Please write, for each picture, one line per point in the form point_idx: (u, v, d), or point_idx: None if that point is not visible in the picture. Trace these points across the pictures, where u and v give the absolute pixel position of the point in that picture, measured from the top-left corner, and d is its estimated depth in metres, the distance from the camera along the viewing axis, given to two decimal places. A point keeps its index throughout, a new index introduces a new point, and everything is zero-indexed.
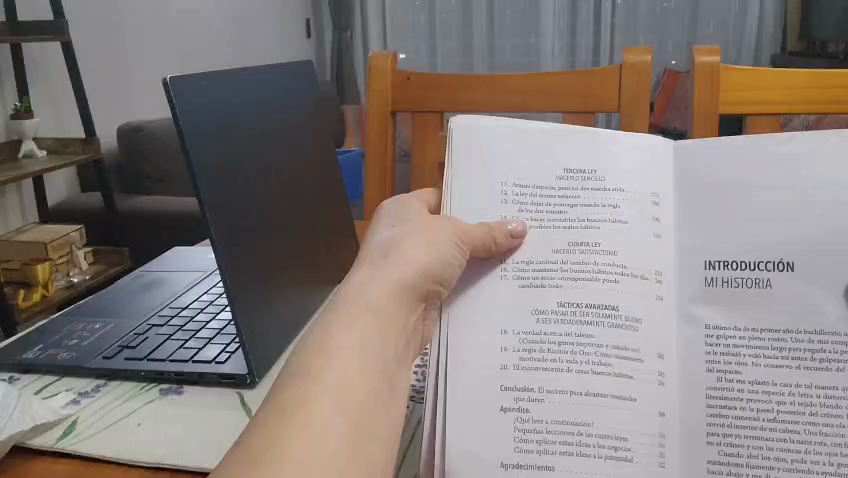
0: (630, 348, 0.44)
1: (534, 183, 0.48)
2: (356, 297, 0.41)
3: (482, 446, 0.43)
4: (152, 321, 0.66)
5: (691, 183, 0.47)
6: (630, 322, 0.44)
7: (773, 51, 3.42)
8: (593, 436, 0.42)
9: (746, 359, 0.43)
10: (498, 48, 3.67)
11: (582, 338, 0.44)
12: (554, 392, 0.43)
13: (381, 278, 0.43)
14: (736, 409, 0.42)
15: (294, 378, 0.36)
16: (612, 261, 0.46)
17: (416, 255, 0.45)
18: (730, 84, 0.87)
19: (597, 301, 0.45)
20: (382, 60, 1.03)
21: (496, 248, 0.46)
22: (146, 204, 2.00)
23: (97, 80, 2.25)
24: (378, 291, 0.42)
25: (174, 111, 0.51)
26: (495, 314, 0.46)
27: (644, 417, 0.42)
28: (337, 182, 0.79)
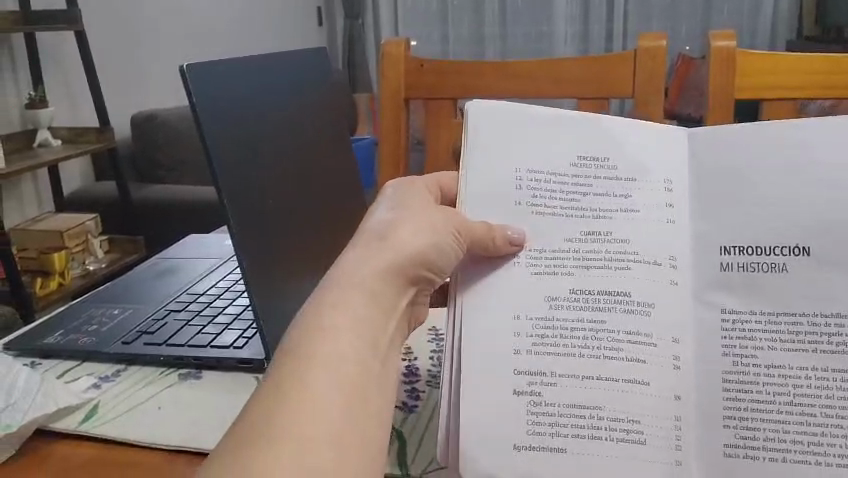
0: (642, 333, 0.44)
1: (547, 171, 0.49)
2: (352, 278, 0.39)
3: (495, 428, 0.43)
4: (170, 306, 0.67)
5: (703, 170, 0.48)
6: (643, 306, 0.45)
7: (788, 36, 3.40)
8: (605, 419, 0.42)
9: (762, 344, 0.43)
10: (510, 35, 3.66)
11: (595, 323, 0.45)
12: (566, 376, 0.43)
13: (375, 260, 0.40)
14: (753, 392, 0.42)
15: (289, 361, 0.34)
16: (622, 249, 0.47)
17: (415, 238, 0.43)
18: (746, 70, 0.86)
19: (608, 288, 0.45)
20: (396, 47, 1.03)
21: (493, 250, 0.46)
22: (161, 193, 2.01)
23: (111, 69, 2.26)
24: (371, 274, 0.40)
25: (193, 98, 0.52)
26: (506, 300, 0.46)
27: (661, 399, 0.43)
28: (352, 170, 0.80)
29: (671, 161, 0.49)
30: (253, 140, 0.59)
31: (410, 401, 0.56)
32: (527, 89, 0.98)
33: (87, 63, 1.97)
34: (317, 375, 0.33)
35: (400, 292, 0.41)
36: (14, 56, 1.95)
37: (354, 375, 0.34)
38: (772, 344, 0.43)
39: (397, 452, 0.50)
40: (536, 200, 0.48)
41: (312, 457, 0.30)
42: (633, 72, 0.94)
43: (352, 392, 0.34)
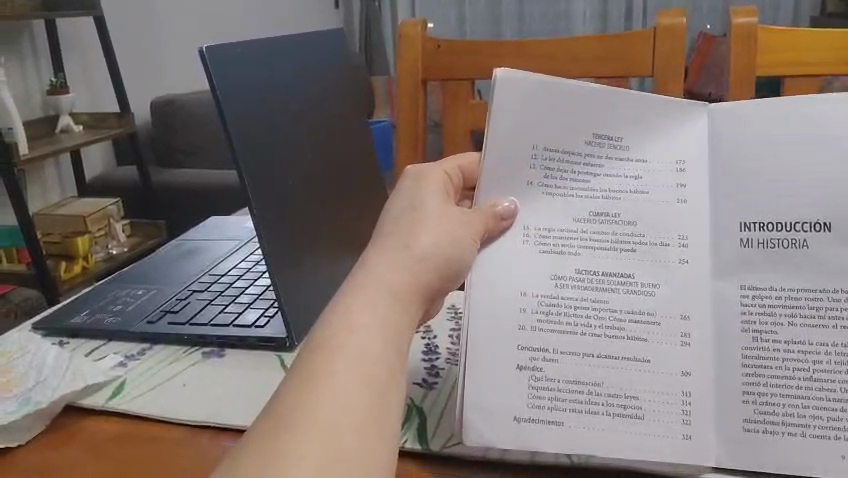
0: (646, 312, 0.45)
1: (563, 149, 0.48)
2: (374, 280, 0.39)
3: (497, 403, 0.44)
4: (192, 287, 0.68)
5: (717, 147, 0.47)
6: (647, 287, 0.45)
7: (812, 13, 3.38)
8: (602, 395, 0.44)
9: (782, 319, 0.43)
10: (528, 15, 3.65)
11: (598, 303, 0.45)
12: (567, 353, 0.45)
13: (397, 263, 0.40)
14: (773, 367, 0.43)
15: (311, 364, 0.34)
16: (629, 231, 0.46)
17: (437, 240, 0.43)
18: (767, 46, 0.85)
19: (613, 269, 0.46)
20: (413, 27, 1.03)
21: (487, 232, 0.46)
22: (181, 177, 2.03)
23: (130, 55, 2.28)
24: (393, 277, 0.40)
25: (212, 82, 0.53)
26: (514, 278, 0.46)
27: (664, 377, 0.44)
28: (368, 148, 0.80)
29: (687, 137, 0.47)
30: (273, 123, 0.60)
31: (428, 378, 0.56)
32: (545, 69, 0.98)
33: (106, 48, 1.99)
34: (336, 374, 0.33)
35: (423, 295, 0.41)
36: (35, 42, 1.97)
37: (374, 377, 0.34)
38: (792, 320, 0.43)
39: (416, 428, 0.50)
40: (549, 182, 0.48)
41: (329, 453, 0.31)
42: (652, 51, 0.93)
43: (372, 391, 0.34)
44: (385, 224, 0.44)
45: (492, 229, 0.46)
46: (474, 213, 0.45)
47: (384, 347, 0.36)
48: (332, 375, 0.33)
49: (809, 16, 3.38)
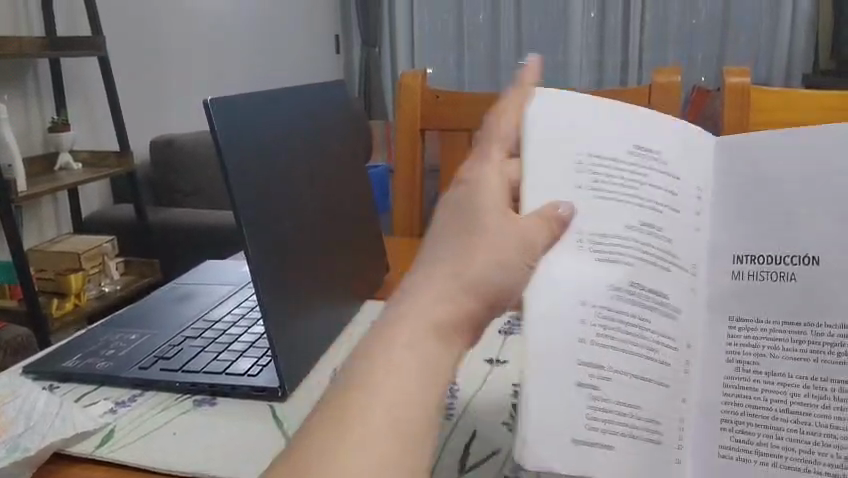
0: (671, 338, 0.43)
1: (607, 154, 0.42)
2: (419, 307, 0.34)
3: (548, 428, 0.39)
4: (186, 333, 0.68)
5: (735, 175, 0.46)
6: (672, 311, 0.43)
7: (805, 70, 3.41)
8: (642, 419, 0.41)
9: (764, 348, 0.43)
10: (526, 64, 3.73)
11: (643, 322, 0.42)
12: (617, 372, 0.41)
13: (442, 292, 0.35)
14: (752, 396, 0.43)
15: (333, 410, 0.32)
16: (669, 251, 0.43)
17: (491, 258, 0.36)
18: (762, 105, 0.91)
19: (655, 285, 0.42)
20: (413, 78, 1.07)
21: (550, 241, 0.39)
22: (178, 217, 2.04)
23: (133, 93, 2.31)
24: (440, 305, 0.34)
25: (215, 133, 0.53)
26: (563, 287, 0.40)
27: (671, 404, 0.43)
28: (365, 197, 0.81)
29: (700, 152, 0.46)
30: (272, 171, 0.60)
31: None
32: None
33: (109, 87, 2.01)
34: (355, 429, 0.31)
35: (475, 321, 0.35)
36: (39, 80, 1.99)
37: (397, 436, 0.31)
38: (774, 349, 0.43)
39: None
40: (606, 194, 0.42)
41: None
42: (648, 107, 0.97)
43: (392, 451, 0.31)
44: (434, 238, 0.37)
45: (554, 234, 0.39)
46: (533, 217, 0.38)
47: (416, 394, 0.32)
48: (360, 418, 0.31)
49: (803, 73, 3.41)
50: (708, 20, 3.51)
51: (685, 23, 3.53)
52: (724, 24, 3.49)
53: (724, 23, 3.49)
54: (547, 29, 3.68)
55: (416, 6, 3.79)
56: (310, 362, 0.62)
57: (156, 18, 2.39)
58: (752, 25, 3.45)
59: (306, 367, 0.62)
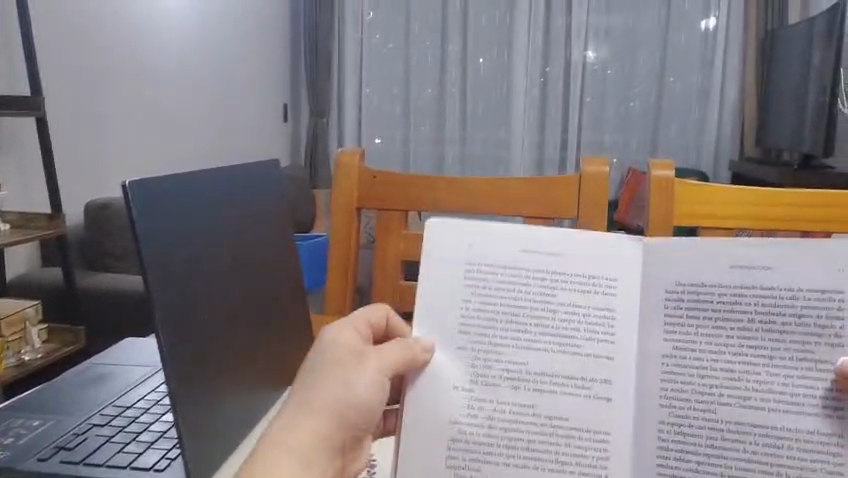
0: (765, 374, 0.52)
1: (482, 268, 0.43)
2: (301, 412, 0.51)
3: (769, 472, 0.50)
4: (92, 421, 0.65)
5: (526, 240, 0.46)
6: (790, 361, 0.51)
7: (731, 156, 3.63)
8: (724, 429, 0.52)
9: (780, 381, 0.51)
10: (470, 140, 3.84)
11: (769, 366, 0.51)
12: (759, 425, 0.51)
13: (312, 407, 0.52)
14: (725, 399, 0.52)
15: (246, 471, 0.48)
16: (788, 322, 0.51)
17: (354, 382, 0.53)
18: (682, 198, 0.96)
19: (784, 345, 0.51)
20: (350, 157, 1.08)
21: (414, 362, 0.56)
22: (108, 283, 1.98)
23: (71, 154, 2.27)
24: (317, 412, 0.51)
25: (132, 217, 0.52)
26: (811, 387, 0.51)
27: (732, 417, 0.52)
28: (290, 280, 0.80)
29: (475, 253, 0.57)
30: (193, 257, 0.59)
31: None
32: (476, 205, 1.04)
33: (45, 148, 1.96)
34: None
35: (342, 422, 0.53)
36: None
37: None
38: (771, 380, 0.51)
39: None
40: None
41: None
42: (578, 195, 1.00)
43: None
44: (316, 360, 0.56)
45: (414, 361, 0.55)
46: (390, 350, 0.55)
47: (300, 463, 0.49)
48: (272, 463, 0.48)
49: (729, 158, 3.62)
50: (643, 106, 3.68)
51: (621, 108, 3.69)
52: (658, 109, 3.67)
53: (657, 108, 3.67)
54: (490, 107, 3.79)
55: (365, 81, 3.88)
56: (222, 450, 0.60)
57: (101, 81, 2.37)
58: (682, 111, 3.64)
59: (220, 459, 0.60)
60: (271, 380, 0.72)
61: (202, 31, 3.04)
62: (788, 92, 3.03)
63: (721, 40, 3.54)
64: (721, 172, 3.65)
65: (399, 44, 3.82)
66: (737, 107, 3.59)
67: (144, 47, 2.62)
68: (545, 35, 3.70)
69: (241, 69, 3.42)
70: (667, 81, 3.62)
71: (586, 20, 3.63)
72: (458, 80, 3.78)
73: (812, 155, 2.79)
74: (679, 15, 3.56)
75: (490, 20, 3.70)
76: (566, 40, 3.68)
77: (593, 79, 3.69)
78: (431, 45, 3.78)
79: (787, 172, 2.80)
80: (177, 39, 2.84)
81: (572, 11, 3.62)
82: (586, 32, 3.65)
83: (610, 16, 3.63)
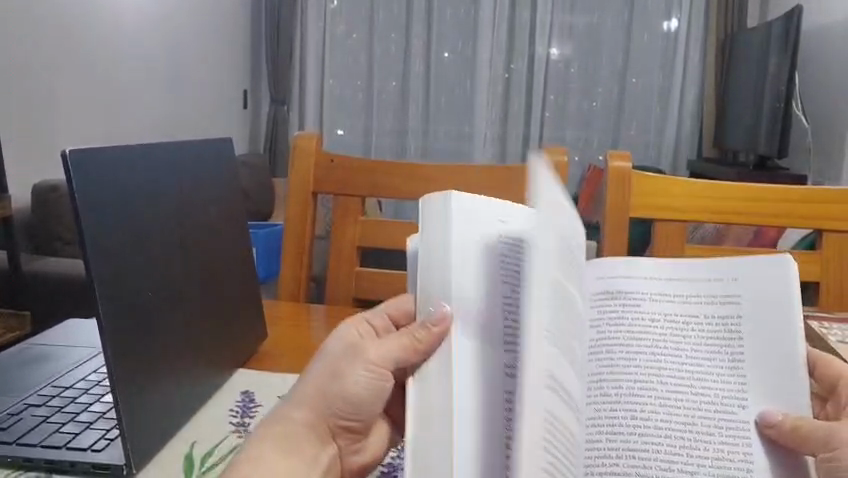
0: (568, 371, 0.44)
1: None
2: (300, 398, 0.47)
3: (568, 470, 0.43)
4: (28, 401, 0.62)
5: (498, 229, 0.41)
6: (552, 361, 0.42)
7: (690, 157, 3.70)
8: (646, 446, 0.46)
9: (714, 372, 0.48)
10: (433, 133, 3.83)
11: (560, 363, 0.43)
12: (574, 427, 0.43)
13: (307, 395, 0.47)
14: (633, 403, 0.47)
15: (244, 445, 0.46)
16: (691, 312, 0.49)
17: (356, 375, 0.46)
18: (638, 189, 0.97)
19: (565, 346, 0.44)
20: (307, 141, 1.06)
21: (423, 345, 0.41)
22: (54, 266, 1.92)
23: (20, 136, 2.19)
24: (310, 400, 0.47)
25: (71, 185, 0.50)
26: (492, 344, 0.40)
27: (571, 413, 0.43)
28: (240, 259, 0.79)
29: (476, 213, 0.40)
30: (135, 231, 0.57)
31: None
32: (434, 193, 1.04)
33: None
34: (243, 455, 0.45)
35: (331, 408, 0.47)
36: None
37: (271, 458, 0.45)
38: (704, 377, 0.48)
39: None
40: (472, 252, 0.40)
41: None
42: None
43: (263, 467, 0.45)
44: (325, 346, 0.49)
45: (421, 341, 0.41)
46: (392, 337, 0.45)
47: (282, 439, 0.45)
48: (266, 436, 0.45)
49: (687, 159, 3.69)
50: (604, 104, 3.72)
51: (584, 105, 3.73)
52: (619, 107, 3.71)
53: (618, 106, 3.71)
54: (453, 101, 3.79)
55: (327, 72, 3.83)
56: (162, 431, 0.59)
57: (50, 62, 2.30)
58: (643, 110, 3.69)
59: (159, 445, 0.58)
60: (216, 363, 0.70)
61: (161, 15, 2.97)
62: (745, 93, 3.08)
63: (683, 42, 3.60)
64: (679, 171, 3.71)
65: (364, 34, 3.78)
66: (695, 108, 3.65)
67: (100, 28, 2.55)
68: (509, 31, 3.71)
69: (199, 54, 3.35)
70: (629, 81, 3.67)
71: (550, 18, 3.65)
72: (421, 72, 3.77)
73: (766, 156, 2.84)
74: (643, 16, 3.60)
75: (455, 14, 3.70)
76: (531, 37, 3.70)
77: (556, 76, 3.72)
78: (395, 38, 3.75)
79: (742, 172, 2.84)
80: (133, 20, 2.76)
81: (537, 8, 3.64)
82: (550, 30, 3.67)
83: (574, 15, 3.66)
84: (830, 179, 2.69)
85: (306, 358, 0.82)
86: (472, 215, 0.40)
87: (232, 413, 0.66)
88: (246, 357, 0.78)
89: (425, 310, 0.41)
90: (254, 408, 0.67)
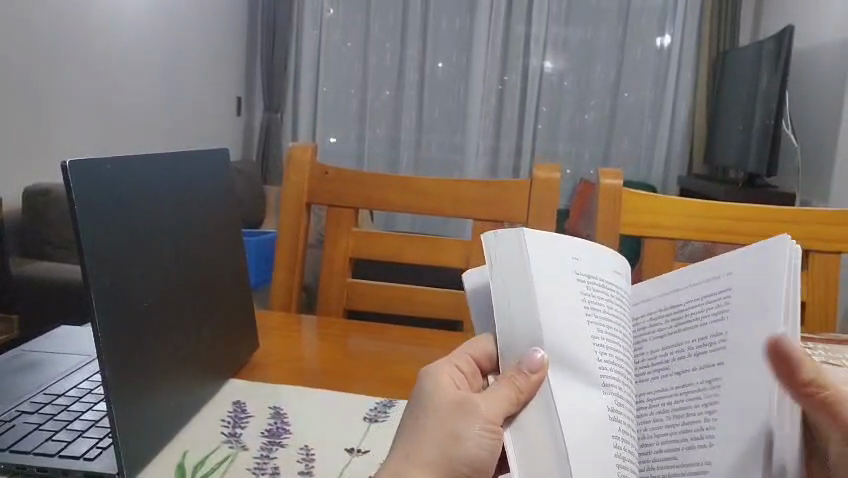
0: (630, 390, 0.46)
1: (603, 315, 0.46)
2: (410, 457, 0.43)
3: None
4: (21, 407, 0.63)
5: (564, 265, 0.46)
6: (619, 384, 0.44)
7: (680, 173, 3.72)
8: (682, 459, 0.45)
9: None
10: (426, 144, 3.85)
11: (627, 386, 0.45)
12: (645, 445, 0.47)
13: (418, 454, 0.43)
14: (656, 416, 0.48)
15: None
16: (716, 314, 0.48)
17: (471, 427, 0.43)
18: (629, 207, 0.99)
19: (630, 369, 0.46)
20: (302, 151, 1.07)
21: (523, 392, 0.43)
22: (45, 270, 1.92)
23: (15, 138, 2.19)
24: (424, 462, 0.43)
25: (70, 196, 0.50)
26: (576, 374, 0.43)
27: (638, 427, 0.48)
28: (234, 270, 0.79)
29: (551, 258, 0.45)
30: (132, 241, 0.58)
31: None
32: (427, 206, 1.05)
33: None
34: None
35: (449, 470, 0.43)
36: None
37: None
38: None
39: None
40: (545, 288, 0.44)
41: None
42: (527, 199, 1.02)
43: None
44: (417, 402, 0.46)
45: (522, 386, 0.43)
46: (501, 383, 0.43)
47: None
48: None
49: (677, 175, 3.72)
50: (597, 118, 3.75)
51: (576, 120, 3.76)
52: (611, 122, 3.74)
53: (610, 120, 3.75)
54: (446, 113, 3.81)
55: (321, 80, 3.84)
56: (154, 439, 0.59)
57: (47, 64, 2.30)
58: (635, 125, 3.72)
59: (151, 454, 0.58)
60: (208, 373, 0.70)
61: (159, 19, 2.99)
62: (736, 111, 3.12)
63: (675, 57, 3.63)
64: (669, 187, 3.74)
65: (359, 44, 3.80)
66: (687, 125, 3.68)
67: (97, 31, 2.55)
68: (503, 43, 3.74)
69: (194, 59, 3.36)
70: (621, 96, 3.70)
71: (544, 31, 3.67)
72: (415, 83, 3.79)
73: (756, 174, 2.87)
74: (636, 32, 3.65)
75: (451, 25, 3.72)
76: (525, 49, 3.72)
77: (550, 89, 3.74)
78: (390, 48, 3.77)
79: (732, 189, 2.87)
80: (130, 22, 2.77)
81: (532, 21, 3.67)
82: (545, 42, 3.70)
83: (569, 28, 3.68)
84: (818, 198, 2.72)
85: (299, 368, 0.82)
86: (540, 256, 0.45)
87: (223, 424, 0.66)
88: (238, 366, 0.79)
89: (518, 359, 0.44)
90: (246, 419, 0.68)
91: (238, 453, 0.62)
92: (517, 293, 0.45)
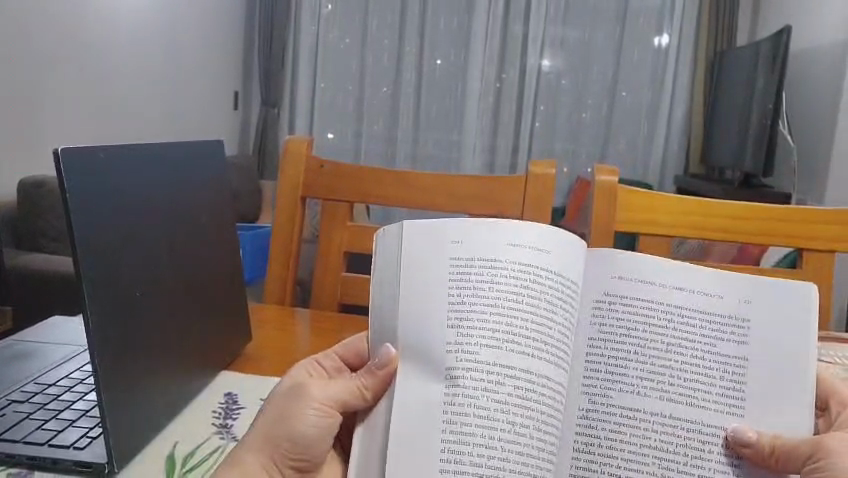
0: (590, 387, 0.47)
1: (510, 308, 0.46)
2: (257, 437, 0.50)
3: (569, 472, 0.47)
4: (11, 396, 0.62)
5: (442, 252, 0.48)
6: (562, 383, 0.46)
7: (677, 173, 3.73)
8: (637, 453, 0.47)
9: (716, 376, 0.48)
10: (423, 140, 3.84)
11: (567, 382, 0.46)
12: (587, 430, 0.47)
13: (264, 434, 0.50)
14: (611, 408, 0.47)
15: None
16: (707, 324, 0.48)
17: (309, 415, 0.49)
18: (623, 204, 0.99)
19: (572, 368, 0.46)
20: (298, 144, 1.07)
21: (365, 393, 0.49)
22: (38, 261, 1.91)
23: (11, 132, 2.18)
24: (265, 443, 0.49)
25: (62, 184, 0.50)
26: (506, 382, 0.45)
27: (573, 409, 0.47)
28: (228, 262, 0.79)
29: (426, 249, 0.48)
30: (125, 230, 0.58)
31: None
32: (423, 200, 1.04)
33: None
34: None
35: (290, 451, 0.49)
36: None
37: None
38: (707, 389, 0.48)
39: None
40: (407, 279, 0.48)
41: None
42: (523, 195, 1.02)
43: None
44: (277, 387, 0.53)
45: (366, 384, 0.49)
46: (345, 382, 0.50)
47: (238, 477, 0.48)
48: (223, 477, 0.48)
49: (674, 175, 3.73)
50: (594, 117, 3.75)
51: (574, 117, 3.76)
52: (608, 121, 3.75)
53: (608, 119, 3.75)
54: (444, 111, 3.81)
55: (318, 75, 3.83)
56: (145, 429, 0.59)
57: (44, 60, 2.30)
58: (632, 125, 3.73)
59: (141, 443, 0.58)
60: (201, 364, 0.70)
61: (157, 16, 2.99)
62: (733, 111, 3.12)
63: (673, 58, 3.63)
64: (665, 186, 3.75)
65: (357, 40, 3.79)
66: (684, 126, 3.68)
67: (94, 26, 2.55)
68: (501, 42, 3.74)
69: (192, 54, 3.35)
70: (618, 95, 3.70)
71: (543, 30, 3.68)
72: (414, 79, 3.78)
73: (752, 174, 2.87)
74: (633, 33, 3.65)
75: (449, 23, 3.72)
76: (523, 49, 3.72)
77: (547, 88, 3.74)
78: (388, 45, 3.77)
79: (728, 189, 2.87)
80: (128, 17, 2.76)
81: (531, 21, 3.67)
82: (543, 41, 3.70)
83: (567, 28, 3.69)
84: (813, 199, 2.73)
85: (292, 363, 0.81)
86: (422, 242, 0.49)
87: (215, 415, 0.66)
88: (231, 359, 0.79)
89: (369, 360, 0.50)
90: (237, 411, 0.68)
91: (229, 444, 0.61)
92: (388, 291, 0.49)
